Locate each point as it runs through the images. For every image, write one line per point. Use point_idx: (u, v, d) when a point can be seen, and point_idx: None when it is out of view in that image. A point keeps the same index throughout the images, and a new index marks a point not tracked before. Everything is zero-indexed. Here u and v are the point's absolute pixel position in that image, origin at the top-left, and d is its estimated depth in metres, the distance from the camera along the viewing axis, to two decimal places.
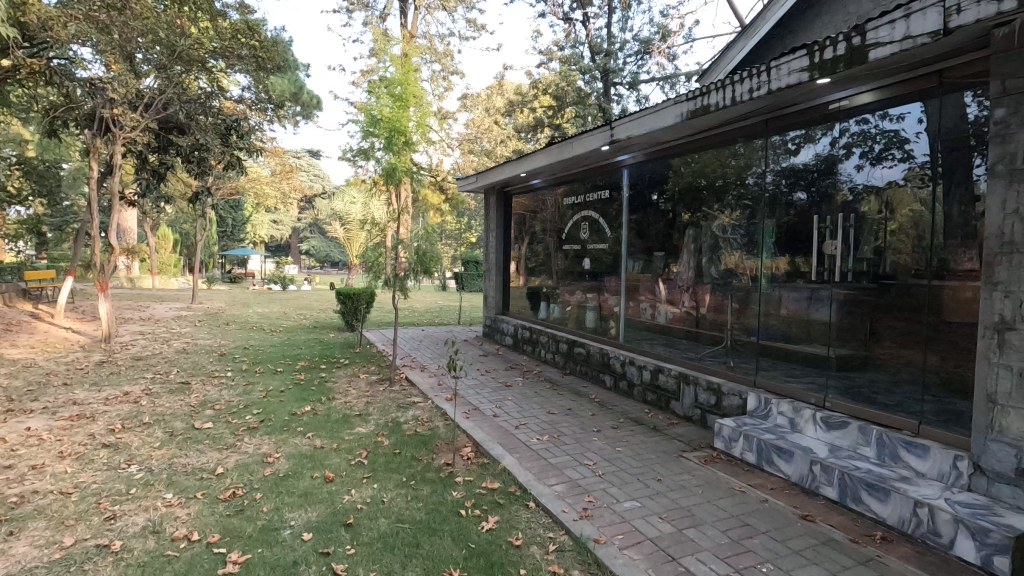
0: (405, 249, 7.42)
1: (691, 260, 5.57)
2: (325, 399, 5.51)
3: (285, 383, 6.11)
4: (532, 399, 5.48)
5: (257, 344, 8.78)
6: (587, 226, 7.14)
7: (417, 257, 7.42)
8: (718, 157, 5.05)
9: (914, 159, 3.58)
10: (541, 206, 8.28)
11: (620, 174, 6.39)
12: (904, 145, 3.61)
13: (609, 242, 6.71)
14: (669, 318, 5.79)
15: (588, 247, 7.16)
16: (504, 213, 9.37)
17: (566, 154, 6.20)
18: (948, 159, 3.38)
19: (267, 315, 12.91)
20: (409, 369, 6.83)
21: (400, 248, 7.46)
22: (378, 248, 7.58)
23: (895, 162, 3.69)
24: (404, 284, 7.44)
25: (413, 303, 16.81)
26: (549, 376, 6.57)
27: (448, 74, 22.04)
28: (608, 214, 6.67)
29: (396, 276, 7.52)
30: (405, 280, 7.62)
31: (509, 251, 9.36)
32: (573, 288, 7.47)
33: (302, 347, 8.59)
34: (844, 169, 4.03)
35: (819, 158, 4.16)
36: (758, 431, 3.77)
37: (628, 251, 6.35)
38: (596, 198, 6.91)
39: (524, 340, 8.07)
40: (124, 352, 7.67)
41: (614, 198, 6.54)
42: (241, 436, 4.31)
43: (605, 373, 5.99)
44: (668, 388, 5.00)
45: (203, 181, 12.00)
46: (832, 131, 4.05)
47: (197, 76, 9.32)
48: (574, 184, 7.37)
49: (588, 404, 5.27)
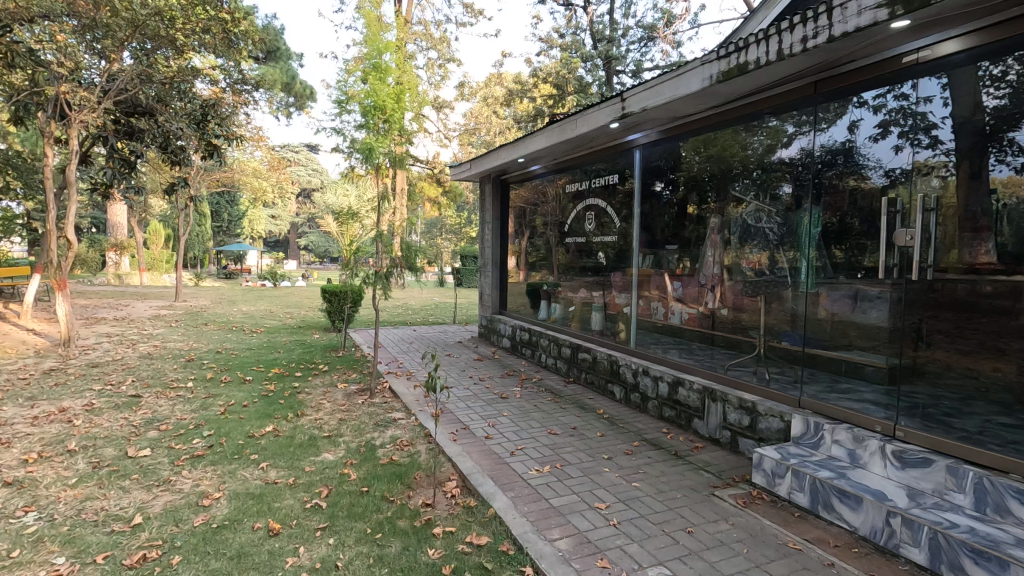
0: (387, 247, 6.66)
1: (712, 253, 4.86)
2: (293, 415, 4.78)
3: (250, 396, 5.38)
4: (531, 414, 4.76)
5: (230, 348, 8.02)
6: (592, 217, 6.39)
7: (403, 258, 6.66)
8: (736, 139, 4.42)
9: (941, 146, 3.10)
10: (542, 195, 7.51)
11: (630, 156, 5.60)
12: (932, 130, 3.13)
13: (617, 232, 5.95)
14: (684, 319, 5.15)
15: (593, 238, 6.41)
16: (500, 204, 8.58)
17: (569, 134, 5.41)
18: (977, 149, 2.95)
19: (251, 314, 12.16)
20: (393, 378, 6.10)
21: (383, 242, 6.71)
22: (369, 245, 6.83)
23: (921, 148, 3.19)
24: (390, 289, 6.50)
25: (409, 300, 16.09)
26: (550, 385, 5.84)
27: (444, 62, 21.19)
28: (617, 201, 5.90)
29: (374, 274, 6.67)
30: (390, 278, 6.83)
31: (506, 245, 8.62)
32: (576, 285, 6.75)
33: (278, 351, 7.84)
34: (867, 155, 3.48)
35: (827, 149, 3.72)
36: (810, 465, 3.04)
37: (638, 244, 5.55)
38: (603, 183, 6.12)
39: (522, 342, 7.34)
40: (80, 358, 6.92)
41: (623, 182, 5.74)
42: (179, 468, 3.59)
43: (613, 382, 5.26)
44: (689, 404, 4.27)
45: (180, 172, 11.23)
46: (845, 117, 3.58)
47: (166, 54, 8.53)
48: (577, 169, 6.60)
49: (596, 421, 4.55)
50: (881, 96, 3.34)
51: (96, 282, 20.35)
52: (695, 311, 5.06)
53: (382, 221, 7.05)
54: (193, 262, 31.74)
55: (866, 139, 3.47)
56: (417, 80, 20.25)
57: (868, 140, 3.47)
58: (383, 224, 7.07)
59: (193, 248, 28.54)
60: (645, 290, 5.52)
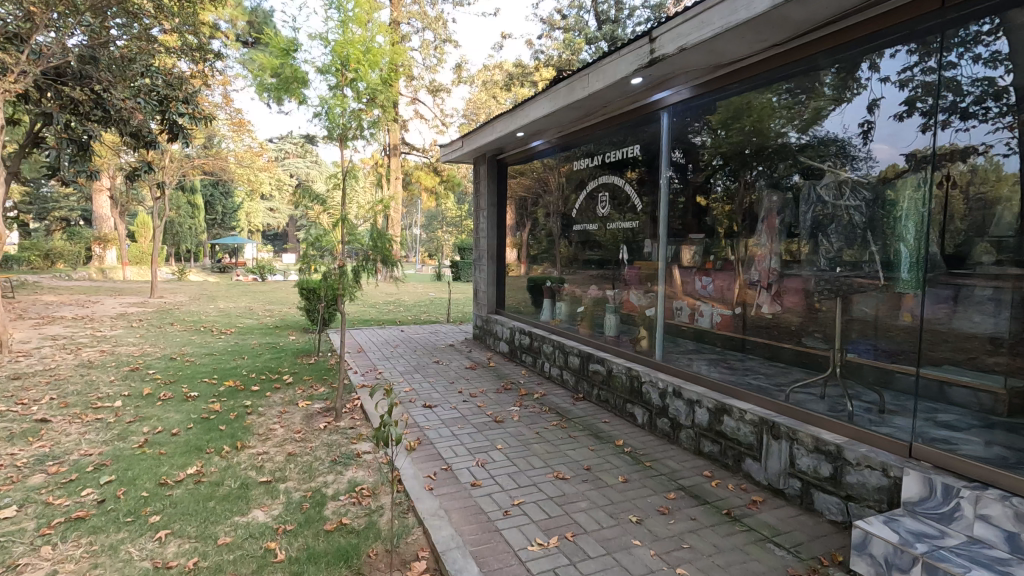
0: (352, 235, 5.60)
1: (767, 243, 4.03)
2: (230, 448, 3.78)
3: (186, 421, 4.36)
4: (532, 447, 3.74)
5: (190, 353, 7.02)
6: (607, 198, 5.34)
7: (370, 244, 5.61)
8: (750, 119, 4.01)
9: (1001, 120, 2.89)
10: (544, 178, 6.46)
11: (653, 123, 4.53)
12: (1003, 95, 2.87)
13: (636, 218, 4.92)
14: (716, 324, 4.41)
15: (605, 225, 5.42)
16: (496, 188, 7.55)
17: (578, 94, 4.37)
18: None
19: (227, 312, 11.11)
20: (367, 394, 5.09)
21: (346, 229, 5.61)
22: (331, 231, 5.72)
23: (964, 125, 2.96)
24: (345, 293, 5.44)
25: (403, 296, 15.03)
26: (553, 402, 4.83)
27: (440, 43, 19.98)
28: (639, 179, 4.85)
29: (340, 269, 5.63)
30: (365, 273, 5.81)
31: (503, 235, 7.57)
32: (586, 281, 5.73)
33: (242, 357, 6.84)
34: (901, 137, 3.16)
35: (868, 126, 3.39)
36: (955, 555, 2.02)
37: (663, 231, 4.53)
38: (619, 158, 5.06)
39: (520, 346, 6.32)
40: (6, 368, 5.91)
41: (647, 157, 4.69)
42: (43, 540, 2.59)
43: (633, 402, 4.25)
44: (740, 440, 3.26)
45: (145, 158, 10.15)
46: (874, 91, 3.25)
47: (114, 17, 7.41)
48: (586, 145, 5.52)
49: (615, 459, 3.53)
50: (908, 69, 2.98)
51: (76, 276, 19.33)
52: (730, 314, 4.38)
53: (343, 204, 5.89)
54: (185, 256, 30.73)
55: (889, 117, 3.22)
56: (412, 62, 19.09)
57: (892, 120, 3.21)
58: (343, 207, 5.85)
59: (184, 242, 27.49)
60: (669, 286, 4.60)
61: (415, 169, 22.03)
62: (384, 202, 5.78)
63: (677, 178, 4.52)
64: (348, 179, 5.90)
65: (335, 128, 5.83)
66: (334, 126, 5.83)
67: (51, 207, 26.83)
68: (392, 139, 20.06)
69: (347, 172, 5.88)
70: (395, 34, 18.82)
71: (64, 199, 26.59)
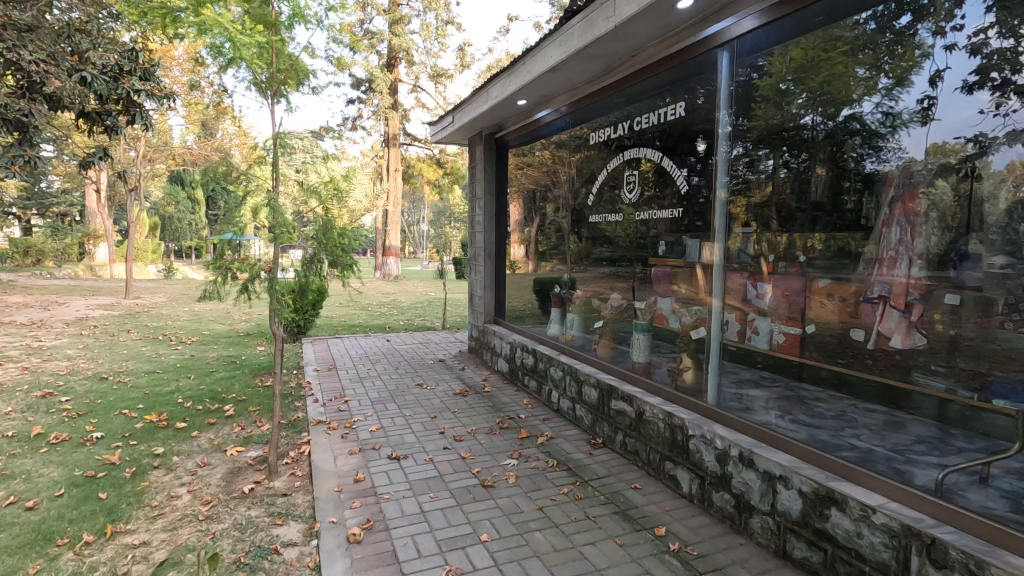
0: (282, 225, 3.80)
1: (903, 241, 3.09)
2: (94, 538, 2.61)
3: (60, 482, 3.19)
4: (533, 541, 2.54)
5: (130, 371, 5.88)
6: (632, 181, 4.08)
7: (318, 238, 3.97)
8: (809, 89, 3.58)
9: None
10: (554, 164, 5.22)
11: (709, 69, 3.27)
12: None
13: (677, 203, 3.67)
14: (775, 345, 3.72)
15: (627, 215, 4.16)
16: (495, 174, 6.32)
17: (601, 28, 3.14)
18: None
19: (197, 316, 9.93)
20: (320, 436, 3.92)
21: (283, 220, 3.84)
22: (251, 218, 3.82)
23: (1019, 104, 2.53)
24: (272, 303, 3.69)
25: (400, 297, 13.82)
26: (564, 451, 3.63)
27: (443, 26, 18.68)
28: (683, 150, 3.60)
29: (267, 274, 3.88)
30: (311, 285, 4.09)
31: (504, 229, 6.34)
32: (605, 288, 4.52)
33: (189, 377, 5.68)
34: (954, 116, 2.81)
35: (921, 106, 3.01)
36: None
37: (718, 219, 3.33)
38: (654, 123, 3.81)
39: (522, 367, 5.09)
40: None
41: (697, 117, 3.45)
42: None
43: (675, 461, 3.04)
44: (865, 554, 2.03)
45: (102, 144, 8.97)
46: (930, 64, 2.92)
47: None
48: (607, 111, 4.26)
49: (658, 568, 2.32)
50: (981, 31, 2.64)
51: (57, 274, 18.25)
52: (797, 332, 3.68)
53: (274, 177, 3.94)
54: (183, 251, 29.81)
55: (951, 91, 2.83)
56: (412, 47, 17.81)
57: (947, 91, 2.85)
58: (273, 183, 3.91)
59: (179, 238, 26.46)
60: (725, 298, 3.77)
61: (416, 162, 20.86)
62: (331, 182, 4.14)
63: (733, 148, 3.37)
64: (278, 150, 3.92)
65: (264, 87, 3.65)
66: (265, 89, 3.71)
67: (48, 202, 26.19)
68: (392, 128, 18.78)
69: (275, 139, 3.92)
70: (394, 16, 17.59)
71: (63, 195, 26.05)
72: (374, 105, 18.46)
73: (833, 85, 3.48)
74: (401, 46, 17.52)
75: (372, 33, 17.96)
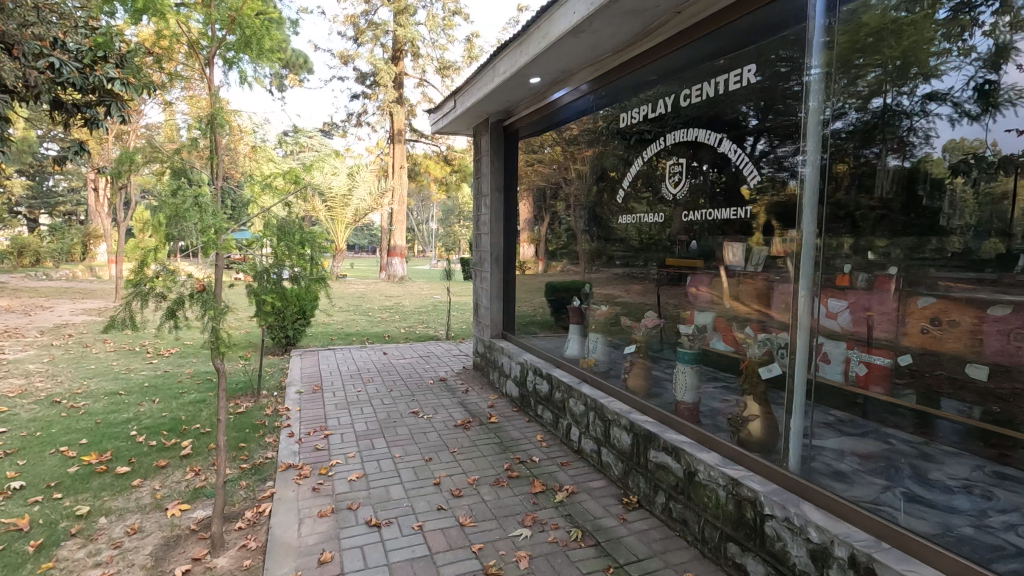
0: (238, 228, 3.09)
1: None
2: None
3: None
4: None
5: (90, 392, 5.17)
6: (674, 173, 3.23)
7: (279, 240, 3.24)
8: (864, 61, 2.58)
9: None
10: (572, 155, 4.44)
11: (797, 23, 2.46)
12: None
13: (746, 201, 2.77)
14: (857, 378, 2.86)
15: (666, 215, 3.35)
16: (502, 167, 5.56)
17: None
18: None
19: None
20: (286, 487, 3.17)
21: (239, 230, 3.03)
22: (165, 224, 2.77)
23: None
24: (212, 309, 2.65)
25: (404, 300, 13.15)
26: (591, 515, 2.85)
27: (451, 17, 17.93)
28: (748, 132, 2.74)
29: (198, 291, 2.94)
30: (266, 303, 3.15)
31: (512, 229, 5.58)
32: (636, 303, 3.75)
33: (154, 399, 4.96)
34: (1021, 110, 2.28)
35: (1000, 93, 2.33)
36: None
37: (809, 221, 2.37)
38: (707, 96, 2.98)
39: (533, 394, 4.34)
40: None
41: (770, 88, 2.63)
42: None
43: (743, 546, 2.27)
44: None
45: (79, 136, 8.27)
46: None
47: None
48: (642, 85, 3.45)
49: None
50: None
51: (54, 275, 17.70)
52: (887, 364, 2.91)
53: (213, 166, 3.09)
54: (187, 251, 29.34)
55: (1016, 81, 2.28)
56: (418, 38, 17.07)
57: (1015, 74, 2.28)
58: (214, 178, 3.09)
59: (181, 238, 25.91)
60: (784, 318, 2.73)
61: (423, 159, 20.16)
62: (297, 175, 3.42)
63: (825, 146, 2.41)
64: (218, 130, 2.97)
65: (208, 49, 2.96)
66: (207, 51, 2.98)
67: (53, 201, 25.80)
68: (397, 123, 18.07)
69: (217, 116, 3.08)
70: (400, 6, 16.86)
71: (67, 194, 25.63)
72: (379, 99, 17.74)
73: (908, 61, 2.56)
74: (406, 37, 16.76)
75: (376, 24, 17.26)
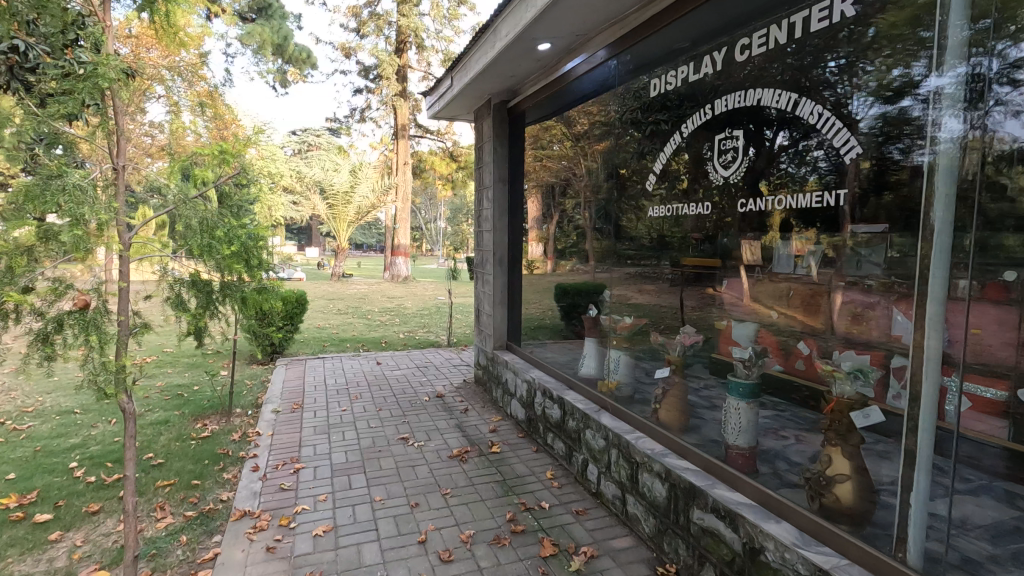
0: None
1: None
2: None
3: None
4: None
5: (41, 410, 4.56)
6: (729, 149, 2.47)
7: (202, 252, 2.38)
8: (907, 45, 1.82)
9: None
10: (584, 138, 3.78)
11: None
12: None
13: (844, 182, 2.04)
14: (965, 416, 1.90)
15: (712, 203, 2.62)
16: (506, 155, 4.90)
17: None
18: None
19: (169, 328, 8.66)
20: (232, 547, 2.53)
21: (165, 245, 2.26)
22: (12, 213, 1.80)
23: None
24: (115, 333, 2.02)
25: (406, 301, 12.53)
26: None
27: (457, 6, 17.26)
28: (840, 93, 2.04)
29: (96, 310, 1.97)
30: (194, 335, 2.40)
31: (518, 226, 4.91)
32: (667, 313, 3.08)
33: (111, 420, 4.35)
34: None
35: None
36: None
37: (942, 217, 1.59)
38: (772, 45, 2.23)
39: (543, 419, 3.69)
40: None
41: (834, 43, 2.02)
42: None
43: None
44: None
45: None
46: None
47: None
48: (678, 45, 2.75)
49: None
50: None
51: None
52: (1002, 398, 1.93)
53: (116, 143, 2.15)
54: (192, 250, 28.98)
55: None
56: (422, 29, 16.42)
57: None
58: (119, 156, 2.14)
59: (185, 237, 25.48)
60: (867, 330, 2.14)
61: (428, 155, 19.53)
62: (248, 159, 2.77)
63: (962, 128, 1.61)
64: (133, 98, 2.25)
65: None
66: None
67: None
68: (401, 118, 17.46)
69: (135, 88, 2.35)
70: None
71: None
72: (383, 92, 17.11)
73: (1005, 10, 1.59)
74: (409, 28, 16.15)
75: (378, 15, 16.71)
